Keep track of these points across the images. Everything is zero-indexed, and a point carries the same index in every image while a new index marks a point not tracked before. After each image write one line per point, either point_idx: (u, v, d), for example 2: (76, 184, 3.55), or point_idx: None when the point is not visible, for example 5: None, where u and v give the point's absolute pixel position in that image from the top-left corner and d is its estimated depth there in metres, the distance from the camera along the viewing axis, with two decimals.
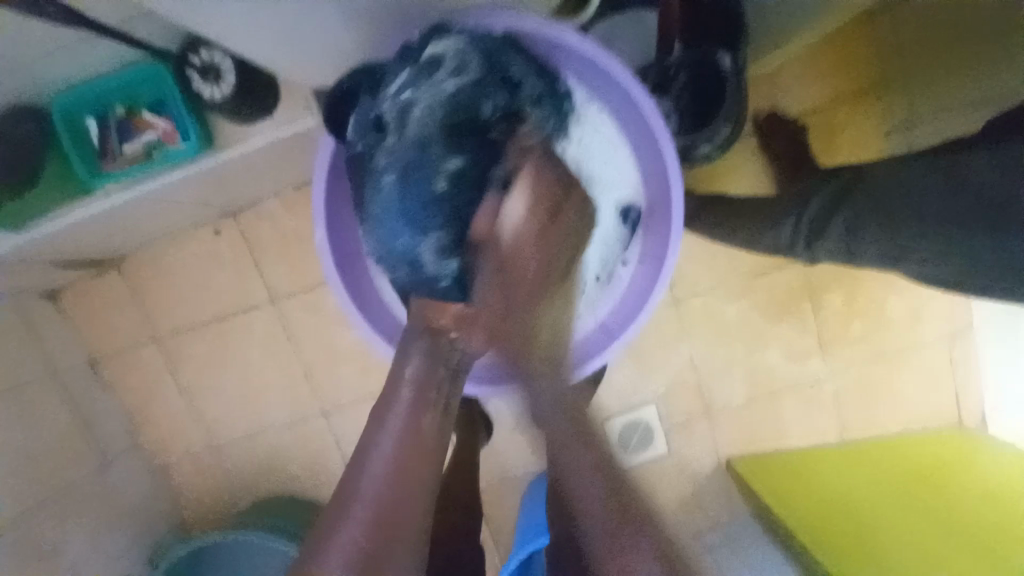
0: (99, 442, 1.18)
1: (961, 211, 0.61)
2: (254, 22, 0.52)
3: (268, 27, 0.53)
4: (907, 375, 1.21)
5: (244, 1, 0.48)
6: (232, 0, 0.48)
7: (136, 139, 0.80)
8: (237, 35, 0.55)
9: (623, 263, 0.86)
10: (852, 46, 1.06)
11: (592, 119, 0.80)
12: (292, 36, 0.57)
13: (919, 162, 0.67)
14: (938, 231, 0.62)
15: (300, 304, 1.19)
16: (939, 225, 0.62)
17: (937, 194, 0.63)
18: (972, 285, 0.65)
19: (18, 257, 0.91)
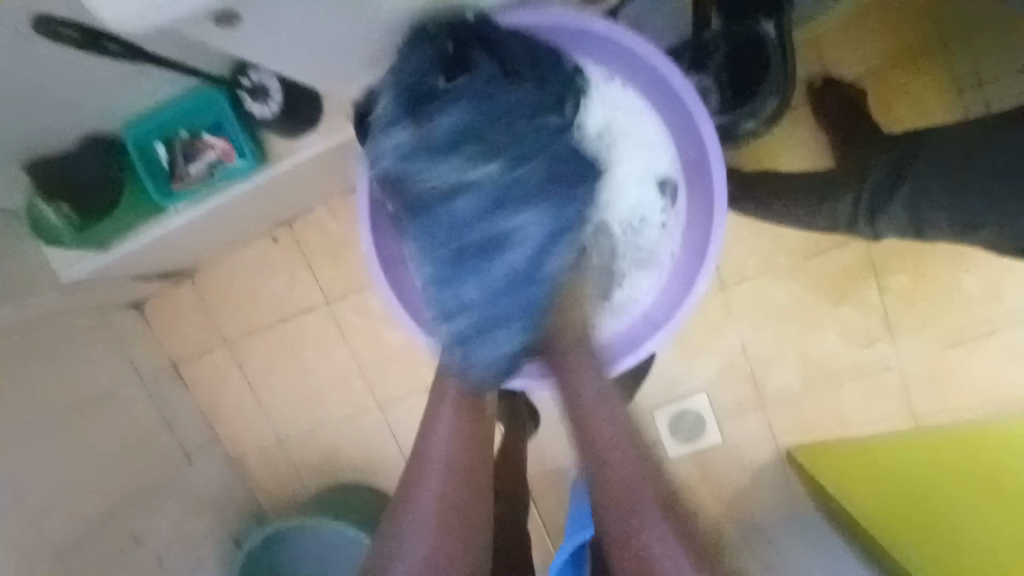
0: (182, 438, 1.30)
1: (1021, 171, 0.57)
2: (291, 48, 0.55)
3: (304, 49, 0.56)
4: (990, 358, 1.11)
5: (282, 28, 0.51)
6: (270, 30, 0.50)
7: (198, 160, 0.85)
8: (279, 62, 0.57)
9: (661, 251, 0.83)
10: (908, 4, 0.98)
11: (613, 97, 0.77)
12: (328, 55, 0.59)
13: (976, 127, 0.63)
14: (1005, 191, 0.58)
15: (350, 307, 1.25)
16: (1006, 185, 0.58)
17: (998, 154, 0.59)
18: None
19: (108, 273, 1.02)
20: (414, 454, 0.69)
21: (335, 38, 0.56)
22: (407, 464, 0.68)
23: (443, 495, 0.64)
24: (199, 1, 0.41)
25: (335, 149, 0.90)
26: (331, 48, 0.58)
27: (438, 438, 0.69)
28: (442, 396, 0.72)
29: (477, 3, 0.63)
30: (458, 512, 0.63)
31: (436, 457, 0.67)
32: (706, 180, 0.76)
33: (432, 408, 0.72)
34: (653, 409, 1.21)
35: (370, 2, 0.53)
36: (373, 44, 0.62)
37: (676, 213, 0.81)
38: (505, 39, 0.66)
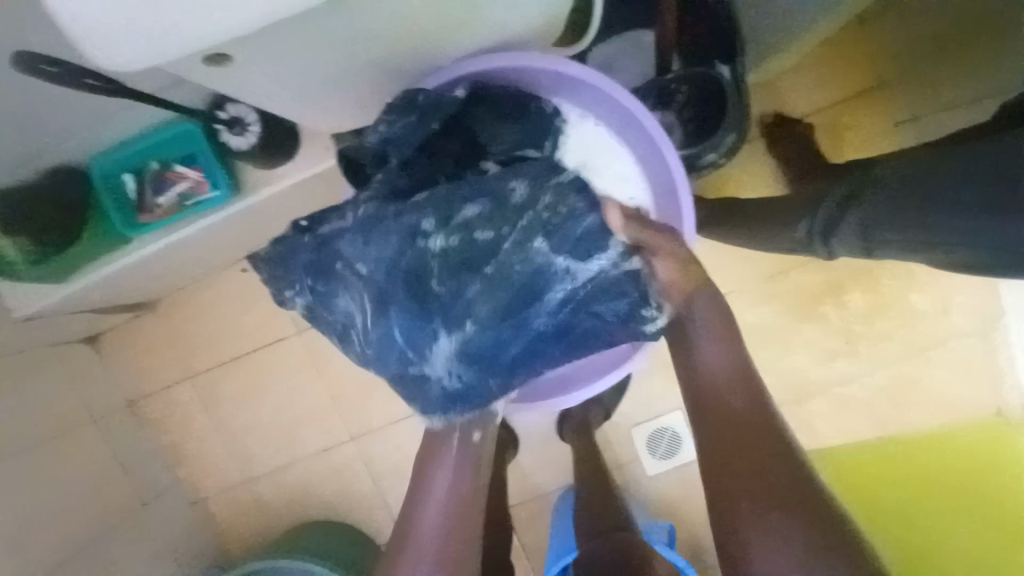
0: (141, 481, 1.22)
1: (966, 199, 0.61)
2: (280, 86, 0.55)
3: (292, 87, 0.56)
4: (939, 371, 1.19)
5: (273, 68, 0.51)
6: (263, 70, 0.51)
7: (169, 191, 0.83)
8: (267, 99, 0.58)
9: None
10: (847, 50, 1.09)
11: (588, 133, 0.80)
12: (316, 93, 0.60)
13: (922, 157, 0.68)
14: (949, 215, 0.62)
15: (325, 336, 1.22)
16: (952, 209, 0.62)
17: (943, 178, 0.63)
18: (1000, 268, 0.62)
19: (65, 307, 0.97)
20: (400, 528, 0.65)
21: (324, 78, 0.58)
22: (393, 536, 0.66)
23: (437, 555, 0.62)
24: (193, 41, 0.41)
25: (313, 180, 0.90)
26: (319, 85, 0.59)
27: (429, 515, 0.65)
28: (438, 473, 0.67)
29: (460, 46, 0.66)
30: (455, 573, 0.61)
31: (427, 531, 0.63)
32: (676, 209, 0.79)
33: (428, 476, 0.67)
34: (633, 430, 1.22)
35: (362, 43, 0.54)
36: (360, 85, 0.64)
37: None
38: (491, 92, 0.73)
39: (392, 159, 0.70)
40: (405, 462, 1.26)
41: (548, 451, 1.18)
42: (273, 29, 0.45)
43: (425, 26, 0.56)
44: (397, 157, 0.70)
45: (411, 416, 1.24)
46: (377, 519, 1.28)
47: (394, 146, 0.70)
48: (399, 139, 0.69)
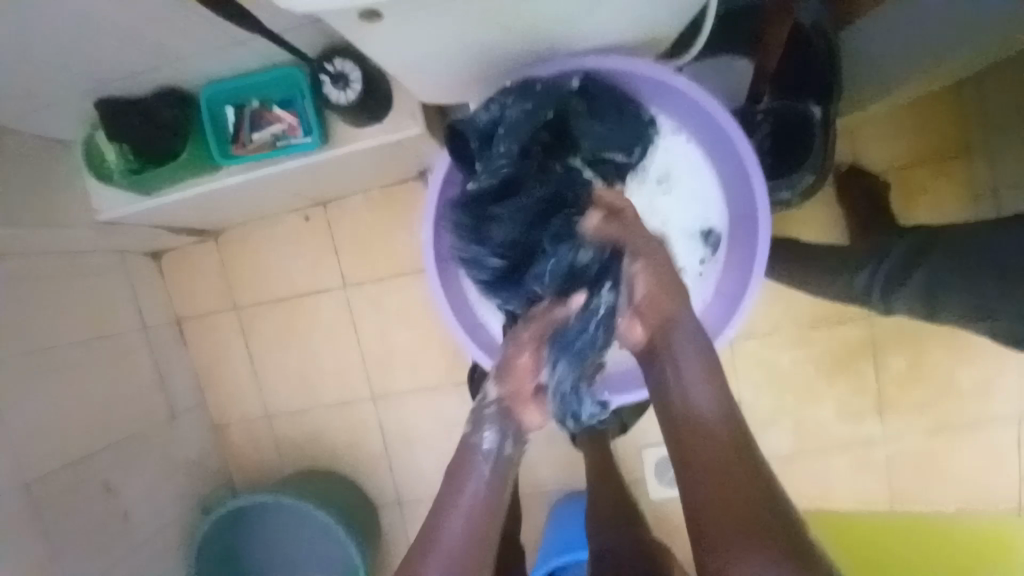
0: (171, 395, 1.28)
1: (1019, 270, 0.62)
2: (409, 50, 0.57)
3: (419, 53, 0.58)
4: (969, 453, 1.17)
5: (411, 30, 0.53)
6: (403, 29, 0.52)
7: (264, 130, 0.89)
8: (394, 62, 0.59)
9: (698, 276, 0.84)
10: (935, 114, 1.07)
11: (675, 147, 0.81)
12: (437, 63, 0.61)
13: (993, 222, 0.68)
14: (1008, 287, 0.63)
15: (367, 295, 1.27)
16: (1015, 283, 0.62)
17: (1010, 247, 0.63)
18: None
19: (145, 218, 1.03)
20: (423, 530, 0.66)
21: (446, 48, 0.59)
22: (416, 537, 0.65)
23: (454, 551, 0.63)
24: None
25: (393, 144, 0.93)
26: (443, 56, 0.60)
27: (456, 505, 0.66)
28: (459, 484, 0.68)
29: (571, 42, 0.67)
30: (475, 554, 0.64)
31: (450, 535, 0.64)
32: (755, 227, 0.78)
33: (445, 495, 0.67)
34: (642, 448, 1.23)
35: (495, 15, 0.55)
36: (472, 67, 0.66)
37: (715, 261, 0.84)
38: (593, 85, 0.72)
39: (503, 139, 0.71)
40: (417, 430, 1.30)
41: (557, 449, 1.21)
42: None
43: (552, 22, 0.60)
44: (509, 136, 0.70)
45: (431, 388, 1.28)
46: (380, 479, 1.32)
47: (499, 124, 0.71)
48: (513, 123, 0.70)
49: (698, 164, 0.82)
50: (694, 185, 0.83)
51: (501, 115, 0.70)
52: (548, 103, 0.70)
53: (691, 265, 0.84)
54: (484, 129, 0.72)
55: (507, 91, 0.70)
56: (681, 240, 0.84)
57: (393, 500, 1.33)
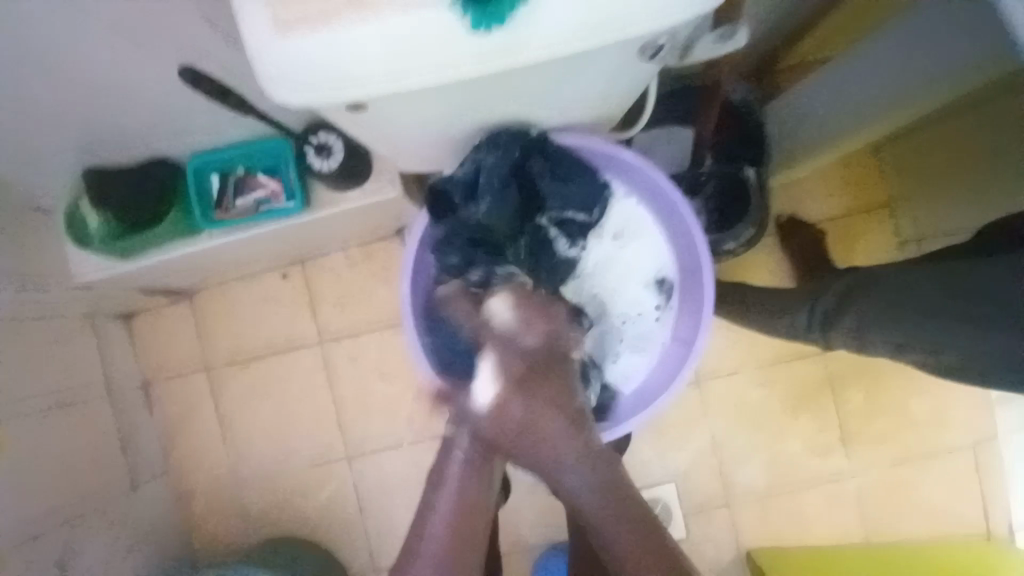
0: (135, 462, 1.23)
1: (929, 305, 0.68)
2: (390, 132, 0.61)
3: (399, 134, 0.62)
4: (931, 482, 1.23)
5: (393, 119, 0.57)
6: (386, 118, 0.56)
7: (247, 195, 0.93)
8: (375, 138, 0.64)
9: (655, 320, 0.92)
10: (860, 172, 1.22)
11: (627, 206, 0.89)
12: (416, 140, 0.66)
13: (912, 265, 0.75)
14: (925, 321, 0.68)
15: (344, 350, 1.28)
16: (928, 318, 0.68)
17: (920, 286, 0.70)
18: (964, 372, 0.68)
19: (123, 279, 1.04)
20: (409, 536, 0.79)
21: (425, 131, 0.63)
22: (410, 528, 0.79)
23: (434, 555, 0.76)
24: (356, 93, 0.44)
25: (372, 207, 1.00)
26: (422, 135, 0.65)
27: (441, 505, 0.79)
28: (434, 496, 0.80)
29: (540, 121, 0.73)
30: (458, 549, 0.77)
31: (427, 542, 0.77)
32: (701, 280, 0.86)
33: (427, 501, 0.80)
34: None
35: (469, 107, 0.59)
36: (448, 143, 0.72)
37: (670, 309, 0.92)
38: (558, 152, 0.79)
39: (485, 193, 0.76)
40: (396, 488, 1.27)
41: (538, 500, 1.21)
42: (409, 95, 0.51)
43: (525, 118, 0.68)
44: (488, 192, 0.76)
45: (410, 443, 1.27)
46: (356, 543, 1.28)
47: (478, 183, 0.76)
48: (493, 178, 0.74)
49: (650, 222, 0.90)
50: (649, 239, 0.91)
51: (481, 170, 0.74)
52: (525, 164, 0.76)
53: (646, 309, 0.92)
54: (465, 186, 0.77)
55: (490, 145, 0.72)
56: (639, 287, 0.92)
57: (370, 566, 1.27)
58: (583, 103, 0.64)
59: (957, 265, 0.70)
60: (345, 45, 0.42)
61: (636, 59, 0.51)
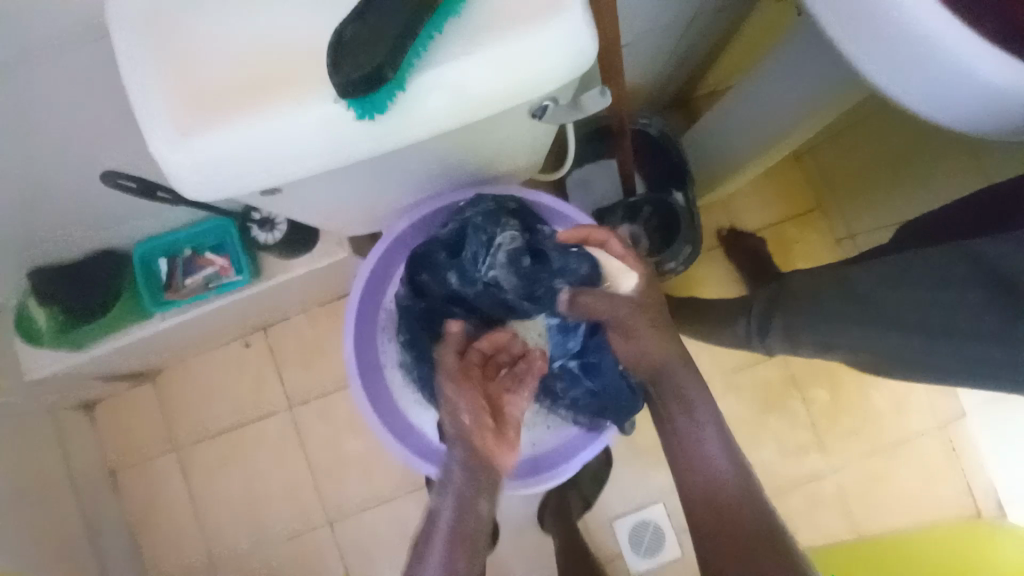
0: (104, 559, 1.17)
1: (843, 310, 0.70)
2: (314, 208, 0.64)
3: (323, 209, 0.65)
4: (906, 468, 1.26)
5: (311, 199, 0.60)
6: (303, 198, 0.59)
7: (197, 273, 0.95)
8: (303, 215, 0.67)
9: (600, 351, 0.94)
10: (788, 179, 1.29)
11: None
12: (341, 212, 0.69)
13: (825, 267, 0.77)
14: (844, 326, 0.70)
15: (314, 413, 1.27)
16: (846, 323, 0.69)
17: (833, 291, 0.72)
18: (890, 366, 0.69)
19: (78, 371, 1.03)
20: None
21: (352, 203, 0.67)
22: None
23: None
24: (268, 180, 0.48)
25: (323, 269, 1.02)
26: (348, 207, 0.68)
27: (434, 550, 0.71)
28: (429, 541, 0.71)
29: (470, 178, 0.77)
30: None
31: None
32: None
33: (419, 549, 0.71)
34: (611, 519, 1.22)
35: (388, 182, 0.63)
36: (379, 209, 0.75)
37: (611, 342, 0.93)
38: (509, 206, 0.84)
39: (468, 244, 0.83)
40: (381, 549, 1.24)
41: (525, 541, 1.20)
42: (321, 176, 0.54)
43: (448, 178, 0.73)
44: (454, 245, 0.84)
45: (391, 499, 1.25)
46: None
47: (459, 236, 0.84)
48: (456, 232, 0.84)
49: None
50: None
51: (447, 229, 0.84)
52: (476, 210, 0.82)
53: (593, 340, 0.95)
54: (450, 241, 0.85)
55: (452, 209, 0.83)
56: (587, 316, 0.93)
57: None
58: (495, 159, 0.69)
59: (846, 270, 0.72)
60: (243, 144, 0.46)
61: (526, 118, 0.55)
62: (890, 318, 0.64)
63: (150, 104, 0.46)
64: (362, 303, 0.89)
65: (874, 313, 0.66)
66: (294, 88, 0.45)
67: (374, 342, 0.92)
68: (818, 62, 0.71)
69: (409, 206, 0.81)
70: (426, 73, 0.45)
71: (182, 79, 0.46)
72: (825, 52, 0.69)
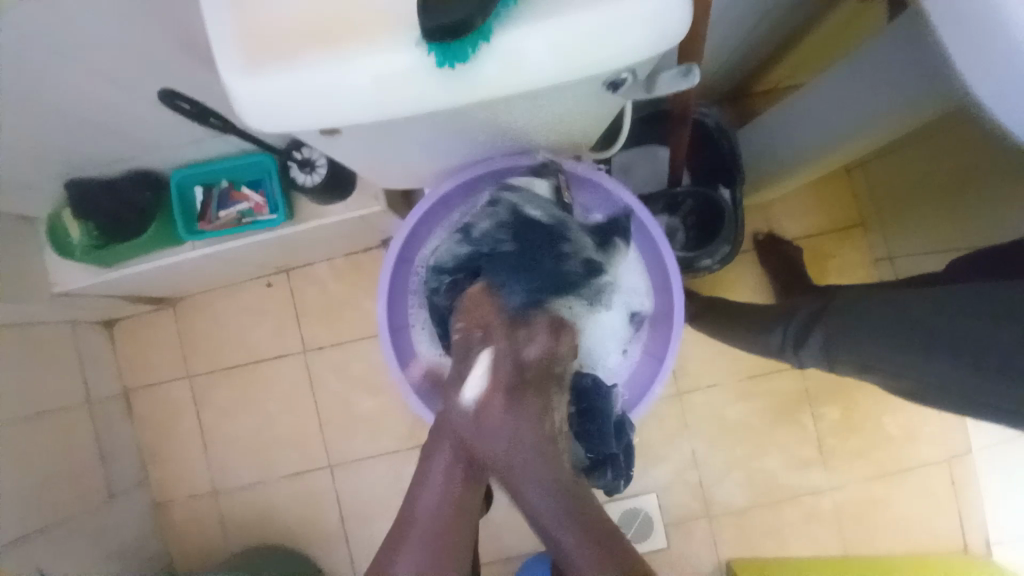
0: (112, 474, 1.21)
1: (892, 333, 0.68)
2: (367, 158, 0.63)
3: (375, 160, 0.64)
4: (904, 495, 1.26)
5: (366, 146, 0.59)
6: (358, 145, 0.58)
7: (231, 207, 0.94)
8: (355, 164, 0.65)
9: (625, 351, 0.95)
10: (836, 191, 1.25)
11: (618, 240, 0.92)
12: (390, 166, 0.68)
13: (878, 290, 0.75)
14: (890, 351, 0.68)
15: (327, 361, 1.29)
16: (895, 348, 0.68)
17: (884, 313, 0.70)
18: (929, 395, 0.68)
19: (106, 289, 1.05)
20: (401, 516, 0.76)
21: (403, 156, 0.65)
22: (395, 526, 0.75)
23: (427, 530, 0.73)
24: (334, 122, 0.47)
25: (356, 220, 1.01)
26: (399, 161, 0.66)
27: (424, 501, 0.76)
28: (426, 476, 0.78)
29: (529, 146, 0.75)
30: (443, 537, 0.73)
31: (423, 515, 0.74)
32: (670, 317, 0.89)
33: (417, 482, 0.78)
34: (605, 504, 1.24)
35: (446, 139, 0.62)
36: (426, 166, 0.73)
37: (639, 335, 0.95)
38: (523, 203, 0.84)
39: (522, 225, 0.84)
40: (378, 499, 1.27)
41: (518, 511, 1.22)
42: (383, 125, 0.53)
43: (500, 146, 0.71)
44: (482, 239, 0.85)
45: (392, 454, 1.28)
46: (336, 555, 1.27)
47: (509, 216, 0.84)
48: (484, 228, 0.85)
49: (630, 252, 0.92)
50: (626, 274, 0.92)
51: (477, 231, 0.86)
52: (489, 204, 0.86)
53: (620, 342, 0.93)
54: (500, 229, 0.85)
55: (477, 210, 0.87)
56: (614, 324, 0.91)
57: None
58: (552, 131, 0.67)
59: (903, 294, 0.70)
60: (314, 78, 0.45)
61: (602, 90, 0.53)
62: (942, 348, 0.63)
63: (227, 34, 0.45)
64: (397, 264, 0.89)
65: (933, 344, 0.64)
66: (373, 28, 0.44)
67: (403, 302, 0.92)
68: (896, 76, 0.70)
69: (453, 168, 0.78)
70: (512, 27, 0.43)
71: (259, 5, 0.45)
72: (908, 68, 0.68)
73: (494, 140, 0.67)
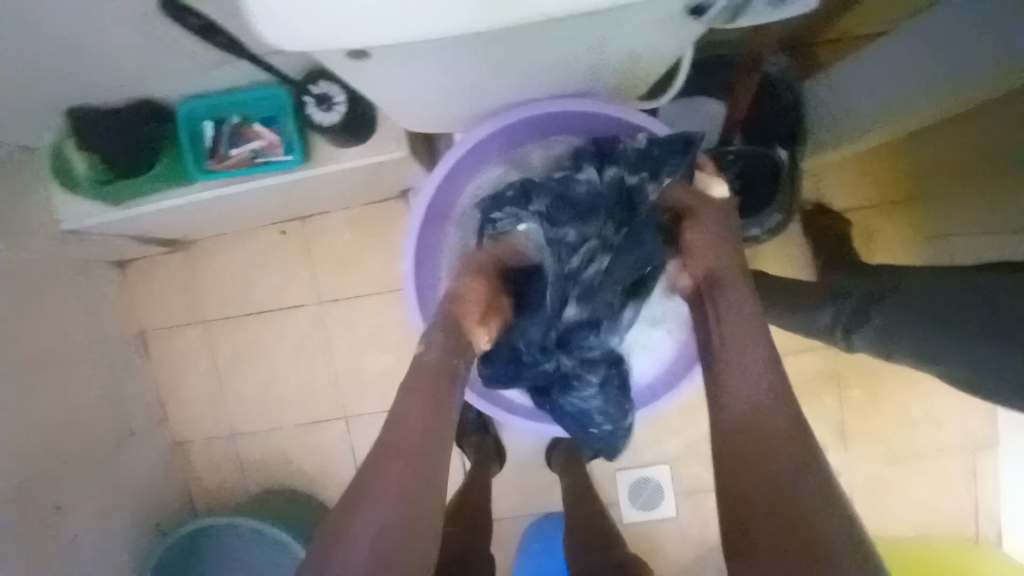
0: (129, 412, 1.21)
1: (967, 323, 0.62)
2: (396, 91, 0.56)
3: (405, 94, 0.57)
4: (923, 480, 1.22)
5: (397, 75, 0.52)
6: (388, 73, 0.51)
7: (243, 146, 0.88)
8: (382, 98, 0.59)
9: (665, 328, 0.91)
10: (892, 162, 1.15)
11: None
12: (422, 103, 0.61)
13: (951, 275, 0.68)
14: (963, 344, 0.62)
15: (341, 313, 1.25)
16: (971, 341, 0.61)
17: (960, 300, 0.64)
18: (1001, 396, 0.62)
19: (115, 228, 1.00)
20: (362, 465, 0.56)
21: (437, 91, 0.58)
22: (372, 452, 0.57)
23: (402, 488, 0.54)
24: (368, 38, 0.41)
25: (376, 166, 0.93)
26: (432, 98, 0.60)
27: (398, 452, 0.56)
28: (408, 412, 0.60)
29: (576, 87, 0.68)
30: (415, 508, 0.53)
31: (394, 464, 0.55)
32: None
33: (396, 417, 0.60)
34: (616, 475, 1.22)
35: (491, 71, 0.55)
36: (460, 107, 0.66)
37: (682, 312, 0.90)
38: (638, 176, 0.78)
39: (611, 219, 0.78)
40: None
41: (530, 473, 1.22)
42: (419, 45, 0.46)
43: (541, 86, 0.64)
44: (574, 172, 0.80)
45: None
46: None
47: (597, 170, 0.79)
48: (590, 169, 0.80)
49: None
50: None
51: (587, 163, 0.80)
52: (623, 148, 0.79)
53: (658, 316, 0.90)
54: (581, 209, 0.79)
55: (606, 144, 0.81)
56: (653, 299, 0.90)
57: None
58: (598, 71, 0.61)
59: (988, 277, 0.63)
60: None
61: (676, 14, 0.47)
62: None
63: None
64: (426, 216, 0.83)
65: (1014, 333, 0.59)
66: None
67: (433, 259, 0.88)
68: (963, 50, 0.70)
69: (488, 110, 0.70)
70: None
71: None
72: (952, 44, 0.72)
73: (540, 79, 0.60)
